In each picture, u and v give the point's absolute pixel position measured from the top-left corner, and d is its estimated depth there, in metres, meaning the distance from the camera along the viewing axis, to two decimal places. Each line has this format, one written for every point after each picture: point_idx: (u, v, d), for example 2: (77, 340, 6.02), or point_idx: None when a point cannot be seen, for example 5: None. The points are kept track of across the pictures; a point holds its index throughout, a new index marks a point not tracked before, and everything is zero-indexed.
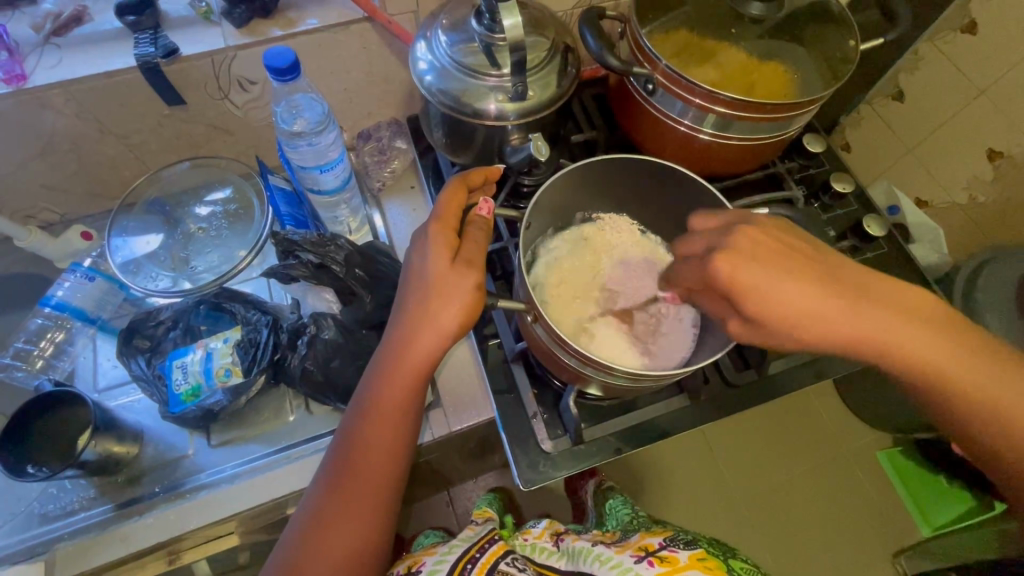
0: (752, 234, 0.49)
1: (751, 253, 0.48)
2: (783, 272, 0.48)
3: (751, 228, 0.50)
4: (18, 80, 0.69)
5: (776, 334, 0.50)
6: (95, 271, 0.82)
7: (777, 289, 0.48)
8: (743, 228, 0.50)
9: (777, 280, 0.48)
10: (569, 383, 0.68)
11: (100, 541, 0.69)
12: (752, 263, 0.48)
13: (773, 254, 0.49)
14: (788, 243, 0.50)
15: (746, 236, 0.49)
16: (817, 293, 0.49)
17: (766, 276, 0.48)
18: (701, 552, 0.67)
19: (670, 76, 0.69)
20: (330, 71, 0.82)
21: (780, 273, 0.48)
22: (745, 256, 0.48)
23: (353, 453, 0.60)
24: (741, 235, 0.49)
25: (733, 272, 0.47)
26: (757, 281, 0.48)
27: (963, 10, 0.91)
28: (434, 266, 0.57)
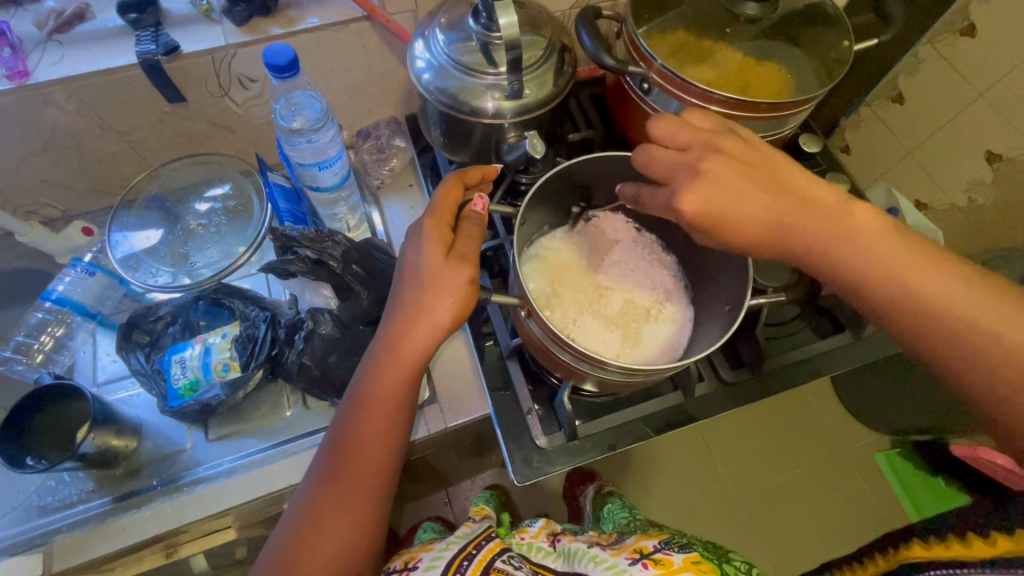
0: (718, 161, 0.50)
1: (714, 188, 0.49)
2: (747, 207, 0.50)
3: (717, 159, 0.51)
4: (21, 76, 0.69)
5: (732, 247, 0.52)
6: (96, 266, 0.83)
7: (728, 207, 0.50)
8: (709, 163, 0.50)
9: (738, 207, 0.50)
10: (564, 379, 0.69)
11: (98, 533, 0.70)
12: (714, 196, 0.50)
13: (734, 179, 0.50)
14: (754, 169, 0.51)
15: (714, 164, 0.50)
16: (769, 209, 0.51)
17: (721, 198, 0.50)
18: (696, 556, 0.67)
19: (665, 75, 0.70)
20: (330, 70, 0.83)
21: (742, 198, 0.50)
22: (708, 186, 0.50)
23: (347, 446, 0.60)
24: (704, 168, 0.50)
25: (695, 206, 0.50)
26: (711, 202, 0.50)
27: (963, 12, 0.92)
28: (428, 261, 0.58)
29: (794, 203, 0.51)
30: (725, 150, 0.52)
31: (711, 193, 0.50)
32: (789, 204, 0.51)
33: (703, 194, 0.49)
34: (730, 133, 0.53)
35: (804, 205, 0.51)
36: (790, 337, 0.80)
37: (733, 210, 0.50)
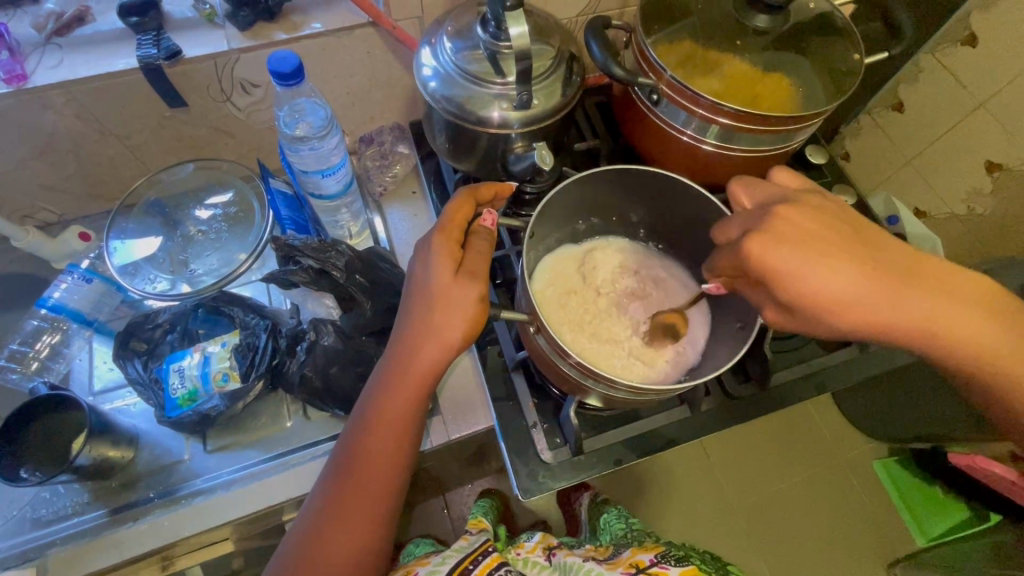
0: (792, 216, 0.48)
1: (793, 242, 0.47)
2: (820, 269, 0.47)
3: (787, 209, 0.49)
4: (18, 80, 0.68)
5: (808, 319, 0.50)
6: (93, 273, 0.81)
7: (809, 274, 0.47)
8: (778, 208, 0.49)
9: (815, 269, 0.47)
10: (570, 394, 0.68)
11: (93, 546, 0.68)
12: (787, 253, 0.47)
13: (816, 239, 0.48)
14: (832, 226, 0.49)
15: (781, 218, 0.48)
16: (850, 275, 0.48)
17: (801, 260, 0.47)
18: (692, 570, 0.68)
19: (674, 86, 0.69)
20: (334, 75, 0.82)
21: (818, 258, 0.47)
22: (779, 239, 0.47)
23: (355, 468, 0.59)
24: (778, 219, 0.48)
25: (769, 254, 0.47)
26: (790, 265, 0.47)
27: (963, 22, 0.91)
28: (437, 278, 0.57)
29: (879, 266, 0.49)
30: (803, 206, 0.50)
31: (786, 251, 0.47)
32: (867, 266, 0.49)
33: (776, 250, 0.47)
34: (819, 193, 0.53)
35: (876, 261, 0.49)
36: (796, 350, 0.79)
37: (812, 269, 0.47)
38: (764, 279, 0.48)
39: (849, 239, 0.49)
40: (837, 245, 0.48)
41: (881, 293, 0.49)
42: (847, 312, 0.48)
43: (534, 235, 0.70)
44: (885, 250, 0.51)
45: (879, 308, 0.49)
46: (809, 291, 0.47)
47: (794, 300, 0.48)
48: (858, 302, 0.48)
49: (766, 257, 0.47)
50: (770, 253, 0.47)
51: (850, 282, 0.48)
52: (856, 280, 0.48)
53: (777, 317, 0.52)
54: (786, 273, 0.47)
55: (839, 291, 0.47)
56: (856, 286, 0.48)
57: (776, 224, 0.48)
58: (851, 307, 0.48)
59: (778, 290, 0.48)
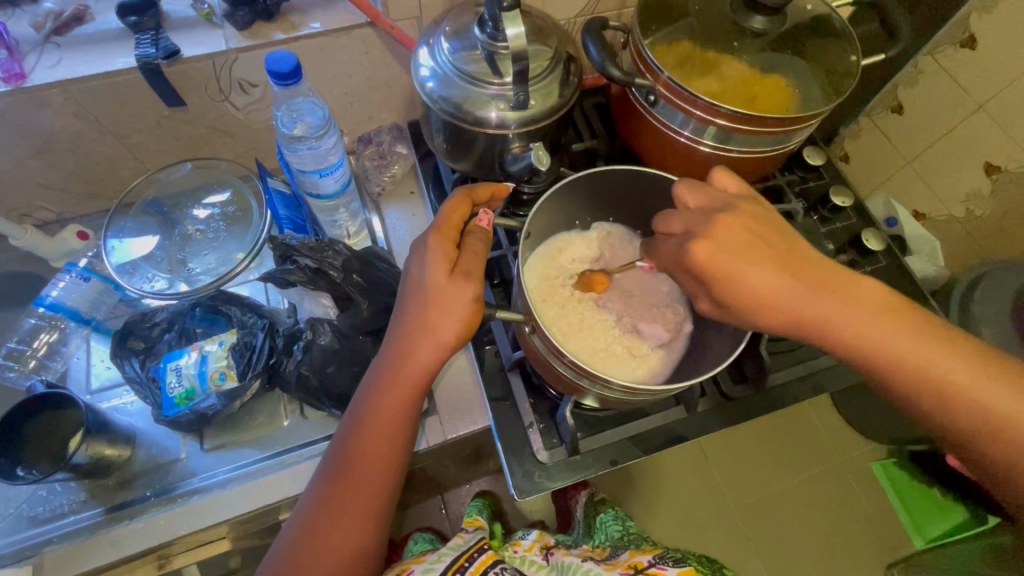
0: (729, 220, 0.51)
1: (727, 244, 0.50)
2: (751, 269, 0.50)
3: (730, 216, 0.51)
4: (17, 79, 0.68)
5: (744, 317, 0.52)
6: (91, 272, 0.82)
7: (741, 274, 0.50)
8: (720, 214, 0.51)
9: (747, 270, 0.50)
10: (565, 394, 0.68)
11: (90, 545, 0.68)
12: (722, 256, 0.50)
13: (748, 243, 0.51)
14: (765, 232, 0.52)
15: (723, 222, 0.51)
16: (777, 277, 0.51)
17: (734, 261, 0.50)
18: (689, 571, 0.70)
19: (672, 87, 0.69)
20: (333, 76, 0.82)
21: (750, 260, 0.50)
22: (717, 243, 0.50)
23: (348, 471, 0.59)
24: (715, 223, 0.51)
25: (705, 255, 0.50)
26: (724, 265, 0.50)
27: (963, 24, 0.91)
28: (432, 278, 0.57)
29: (807, 273, 0.52)
30: (741, 210, 0.53)
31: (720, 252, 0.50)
32: (798, 270, 0.51)
33: (711, 253, 0.50)
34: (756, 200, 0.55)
35: (809, 267, 0.52)
36: (793, 351, 0.80)
37: (743, 271, 0.50)
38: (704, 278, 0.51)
39: (785, 245, 0.52)
40: (772, 249, 0.51)
41: (811, 297, 0.51)
42: (779, 312, 0.51)
43: (531, 235, 0.71)
44: (821, 261, 0.53)
45: (807, 310, 0.51)
46: (741, 291, 0.50)
47: (728, 298, 0.51)
48: (788, 303, 0.51)
49: (700, 256, 0.50)
50: (706, 255, 0.50)
51: (781, 284, 0.51)
52: (787, 283, 0.51)
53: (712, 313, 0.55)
54: (720, 273, 0.50)
55: (770, 291, 0.50)
56: (787, 288, 0.51)
57: (712, 227, 0.51)
58: (781, 307, 0.51)
59: (714, 288, 0.51)
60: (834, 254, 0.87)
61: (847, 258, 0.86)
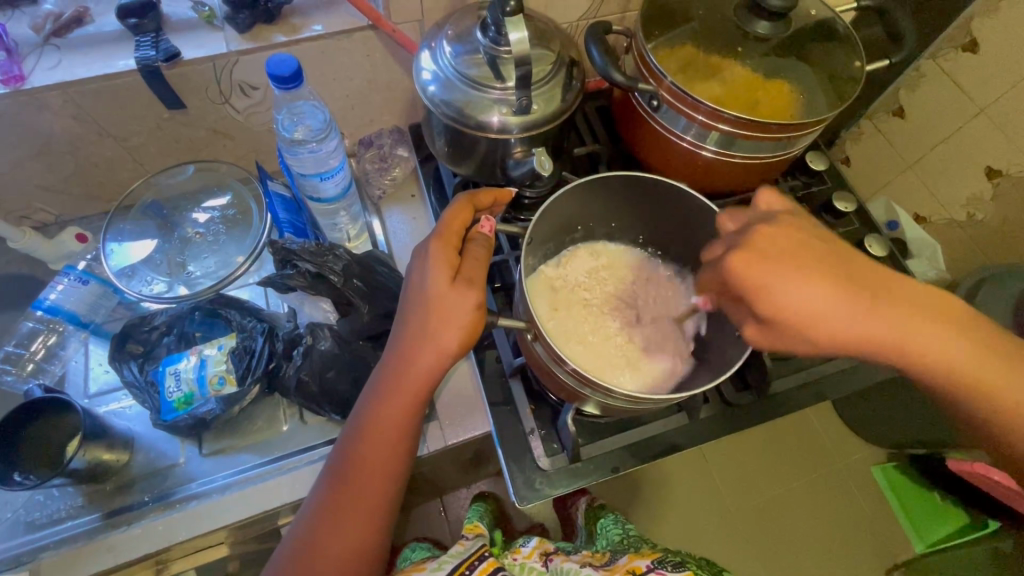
0: (772, 233, 0.48)
1: (771, 257, 0.47)
2: (801, 283, 0.47)
3: (770, 227, 0.49)
4: (16, 81, 0.68)
5: (790, 335, 0.49)
6: (90, 274, 0.81)
7: (791, 290, 0.47)
8: (759, 227, 0.49)
9: (796, 284, 0.47)
10: (566, 401, 0.68)
11: (86, 551, 0.68)
12: (767, 269, 0.47)
13: (795, 254, 0.47)
14: (810, 242, 0.49)
15: (764, 235, 0.48)
16: (830, 291, 0.47)
17: (782, 275, 0.47)
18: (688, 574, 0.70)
19: (675, 92, 0.68)
20: (333, 78, 0.81)
21: (798, 271, 0.47)
22: (761, 256, 0.47)
23: (348, 477, 0.59)
24: (757, 234, 0.48)
25: (749, 271, 0.47)
26: (772, 281, 0.47)
27: (965, 28, 0.90)
28: (433, 285, 0.56)
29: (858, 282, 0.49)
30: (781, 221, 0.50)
31: (766, 266, 0.47)
32: (846, 279, 0.48)
33: (758, 266, 0.47)
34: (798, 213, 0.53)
35: (856, 272, 0.49)
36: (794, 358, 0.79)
37: (791, 284, 0.47)
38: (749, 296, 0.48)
39: (831, 253, 0.49)
40: (820, 258, 0.48)
41: (861, 308, 0.48)
42: (830, 328, 0.48)
43: (534, 242, 0.70)
44: (867, 265, 0.50)
45: (857, 323, 0.48)
46: (788, 306, 0.47)
47: (777, 315, 0.48)
48: (838, 315, 0.48)
49: (746, 272, 0.47)
50: (752, 269, 0.47)
51: (832, 296, 0.47)
52: (837, 294, 0.48)
53: (760, 337, 0.51)
54: (766, 289, 0.47)
55: (820, 304, 0.47)
56: (837, 298, 0.47)
57: (756, 240, 0.48)
58: (829, 323, 0.48)
59: (760, 306, 0.48)
60: None
61: None
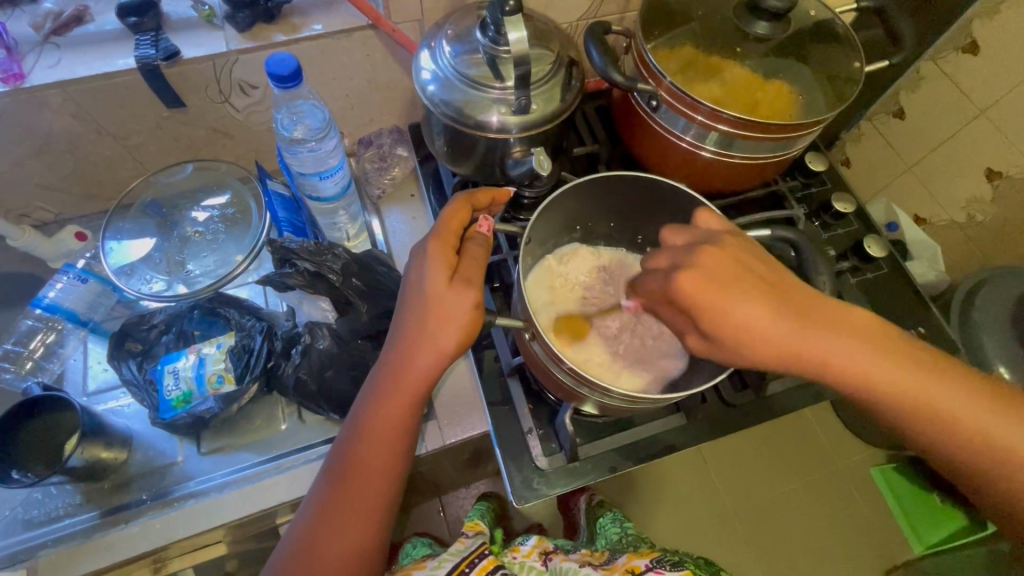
0: (714, 253, 0.50)
1: (715, 276, 0.49)
2: (741, 301, 0.48)
3: (715, 248, 0.50)
4: (16, 79, 0.68)
5: (735, 353, 0.50)
6: (89, 273, 0.81)
7: (732, 308, 0.48)
8: (706, 248, 0.50)
9: (738, 302, 0.48)
10: (565, 400, 0.68)
11: (85, 549, 0.68)
12: (712, 290, 0.48)
13: (736, 275, 0.49)
14: (751, 266, 0.51)
15: (709, 256, 0.50)
16: (768, 311, 0.49)
17: (723, 293, 0.48)
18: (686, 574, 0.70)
19: (674, 92, 0.69)
20: (333, 77, 0.82)
21: (742, 294, 0.48)
22: (707, 276, 0.49)
23: (347, 477, 0.59)
24: (700, 255, 0.50)
25: (694, 288, 0.48)
26: (714, 299, 0.48)
27: (965, 30, 0.91)
28: (432, 285, 0.56)
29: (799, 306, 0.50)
30: (722, 244, 0.51)
31: (707, 285, 0.48)
32: (789, 304, 0.50)
33: (704, 288, 0.48)
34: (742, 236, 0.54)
35: (798, 298, 0.51)
36: None
37: (736, 304, 0.48)
38: (697, 315, 0.49)
39: (774, 278, 0.51)
40: (762, 283, 0.50)
41: (809, 332, 0.49)
42: (772, 349, 0.49)
43: (533, 242, 0.70)
44: (810, 292, 0.52)
45: (804, 348, 0.49)
46: (734, 326, 0.48)
47: (721, 335, 0.49)
48: (781, 336, 0.49)
49: (690, 289, 0.48)
50: (696, 289, 0.48)
51: (776, 318, 0.49)
52: (782, 318, 0.49)
53: (706, 353, 0.52)
54: (713, 308, 0.48)
55: (766, 326, 0.48)
56: (783, 322, 0.49)
57: (699, 259, 0.50)
58: (773, 343, 0.49)
59: (706, 324, 0.49)
60: (836, 260, 0.86)
61: (849, 265, 0.86)
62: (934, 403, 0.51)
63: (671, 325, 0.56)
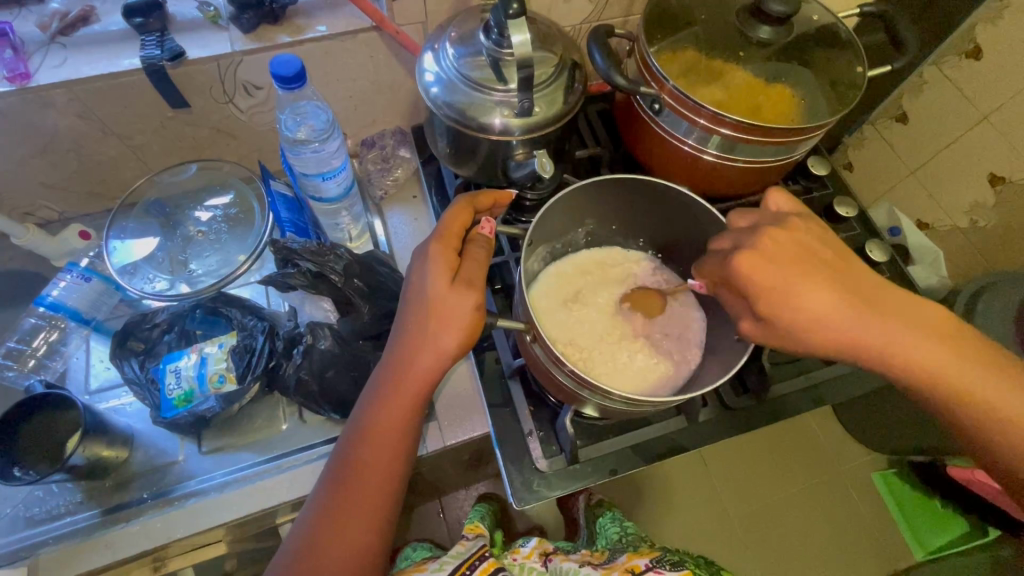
0: (777, 237, 0.52)
1: (775, 258, 0.51)
2: (803, 284, 0.50)
3: (777, 230, 0.52)
4: (22, 79, 0.68)
5: (789, 338, 0.52)
6: (92, 272, 0.82)
7: (794, 291, 0.50)
8: (768, 230, 0.53)
9: (801, 287, 0.50)
10: (565, 403, 0.68)
11: (86, 547, 0.68)
12: (772, 272, 0.50)
13: (797, 259, 0.51)
14: (812, 253, 0.52)
15: (772, 239, 0.52)
16: (830, 298, 0.51)
17: (784, 276, 0.50)
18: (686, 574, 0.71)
19: (677, 97, 0.69)
20: (336, 79, 0.82)
21: (803, 276, 0.50)
22: (766, 258, 0.51)
23: (350, 479, 0.59)
24: (765, 237, 0.52)
25: (754, 269, 0.50)
26: (775, 281, 0.50)
27: (969, 35, 0.91)
28: (433, 287, 0.57)
29: (860, 295, 0.52)
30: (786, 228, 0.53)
31: (770, 267, 0.50)
32: (852, 292, 0.52)
33: (764, 269, 0.50)
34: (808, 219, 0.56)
35: (861, 285, 0.53)
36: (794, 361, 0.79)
37: (798, 288, 0.50)
38: (759, 297, 0.50)
39: (839, 264, 0.53)
40: (826, 268, 0.52)
41: (866, 317, 0.51)
42: (827, 334, 0.51)
43: (534, 244, 0.71)
44: (870, 280, 0.54)
45: (862, 334, 0.51)
46: (796, 309, 0.50)
47: (781, 318, 0.51)
48: (837, 323, 0.51)
49: (750, 269, 0.50)
50: (756, 270, 0.50)
51: (836, 304, 0.51)
52: (844, 304, 0.51)
53: (756, 336, 0.54)
54: (774, 287, 0.50)
55: (823, 311, 0.50)
56: (842, 309, 0.51)
57: (762, 241, 0.52)
58: (828, 330, 0.51)
59: (763, 307, 0.51)
60: None
61: None
62: (977, 391, 0.53)
63: (728, 309, 0.57)
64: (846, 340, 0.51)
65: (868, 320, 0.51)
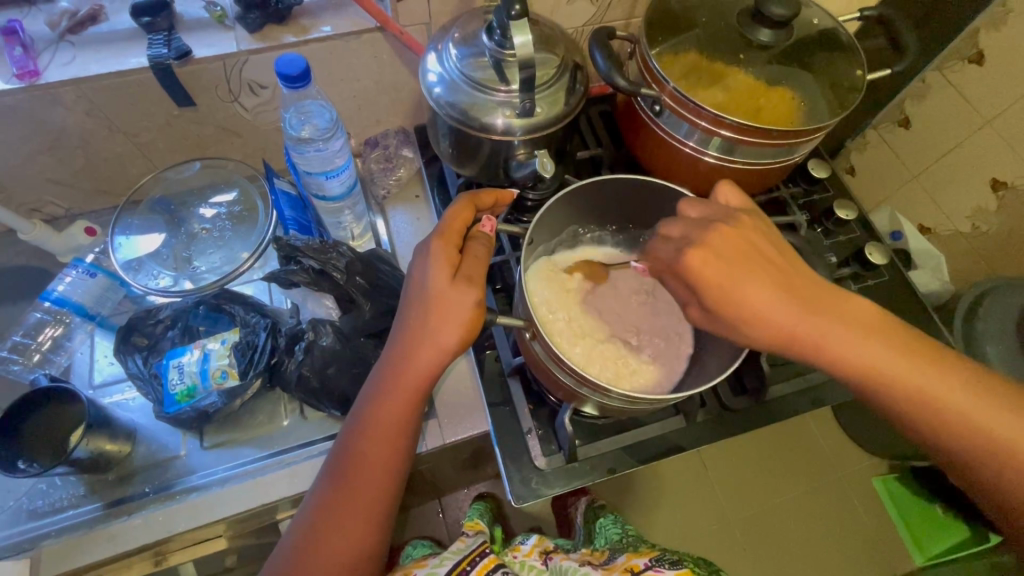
0: (726, 235, 0.53)
1: (726, 258, 0.52)
2: (750, 281, 0.51)
3: (728, 228, 0.54)
4: (31, 76, 0.69)
5: (736, 332, 0.53)
6: (97, 268, 0.83)
7: (739, 286, 0.51)
8: (720, 226, 0.54)
9: (746, 282, 0.51)
10: (564, 401, 0.69)
11: (87, 540, 0.69)
12: (721, 268, 0.52)
13: (742, 257, 0.52)
14: (756, 249, 0.53)
15: (719, 235, 0.53)
16: (772, 296, 0.52)
17: (730, 273, 0.52)
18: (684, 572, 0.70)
19: (678, 98, 0.69)
20: (341, 78, 0.83)
21: (746, 274, 0.52)
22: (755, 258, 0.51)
23: (347, 471, 0.60)
24: (711, 236, 0.53)
25: (702, 264, 0.52)
26: (720, 277, 0.51)
27: (971, 41, 0.92)
28: (433, 283, 0.57)
29: (809, 296, 0.53)
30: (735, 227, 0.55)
31: (717, 266, 0.52)
32: (801, 291, 0.53)
33: (712, 265, 0.52)
34: (752, 216, 0.57)
35: (805, 285, 0.54)
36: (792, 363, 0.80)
37: (744, 284, 0.51)
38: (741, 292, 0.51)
39: (782, 261, 0.54)
40: (769, 265, 0.53)
41: (813, 318, 0.52)
42: (771, 331, 0.52)
43: (534, 241, 0.71)
44: (820, 284, 0.55)
45: (811, 330, 0.52)
46: (740, 303, 0.51)
47: (726, 311, 0.52)
48: (779, 318, 0.52)
49: (699, 267, 0.51)
50: (706, 268, 0.51)
51: (778, 302, 0.52)
52: (790, 303, 0.52)
53: (701, 321, 0.56)
54: (723, 284, 0.51)
55: (767, 309, 0.52)
56: (791, 308, 0.52)
57: (711, 237, 0.53)
58: (774, 326, 0.52)
59: (709, 299, 0.52)
60: (837, 266, 0.87)
61: (850, 270, 0.86)
62: (946, 401, 0.51)
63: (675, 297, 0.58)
64: (794, 339, 0.52)
65: (816, 317, 0.52)
